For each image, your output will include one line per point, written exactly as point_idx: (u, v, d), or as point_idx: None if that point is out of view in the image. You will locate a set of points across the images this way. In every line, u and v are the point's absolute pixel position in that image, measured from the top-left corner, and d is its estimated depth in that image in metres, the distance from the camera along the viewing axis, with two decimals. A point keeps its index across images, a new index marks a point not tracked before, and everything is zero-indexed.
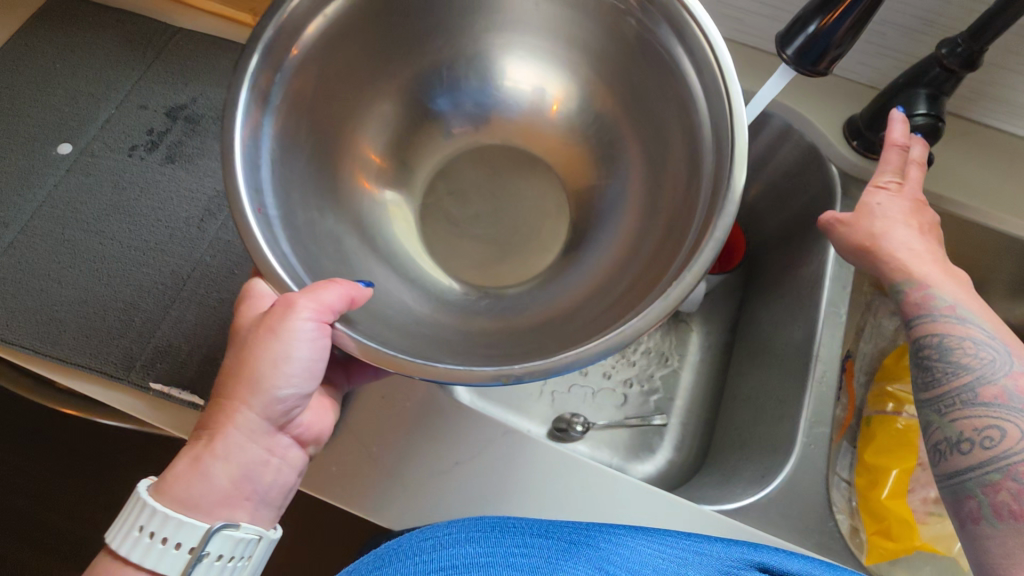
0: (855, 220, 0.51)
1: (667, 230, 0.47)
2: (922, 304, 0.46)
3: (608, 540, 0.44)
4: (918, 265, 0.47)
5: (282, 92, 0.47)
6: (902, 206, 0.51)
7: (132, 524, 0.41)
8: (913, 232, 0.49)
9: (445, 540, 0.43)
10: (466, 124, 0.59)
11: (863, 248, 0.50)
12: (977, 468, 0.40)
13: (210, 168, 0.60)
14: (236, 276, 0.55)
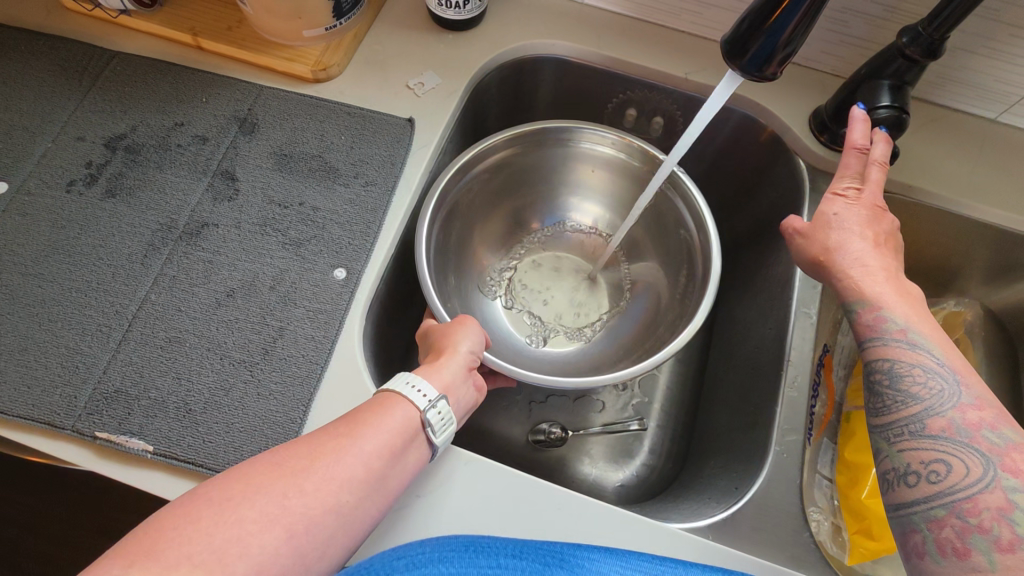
0: (813, 233, 0.51)
1: (671, 316, 0.66)
2: (873, 326, 0.44)
3: (582, 565, 0.40)
4: (871, 282, 0.46)
5: (448, 211, 0.66)
6: (858, 215, 0.49)
7: (411, 387, 0.45)
8: (868, 245, 0.48)
9: (417, 560, 0.38)
10: (552, 237, 0.77)
11: (821, 262, 0.50)
12: (922, 503, 0.38)
13: (153, 200, 0.58)
14: (183, 313, 0.53)
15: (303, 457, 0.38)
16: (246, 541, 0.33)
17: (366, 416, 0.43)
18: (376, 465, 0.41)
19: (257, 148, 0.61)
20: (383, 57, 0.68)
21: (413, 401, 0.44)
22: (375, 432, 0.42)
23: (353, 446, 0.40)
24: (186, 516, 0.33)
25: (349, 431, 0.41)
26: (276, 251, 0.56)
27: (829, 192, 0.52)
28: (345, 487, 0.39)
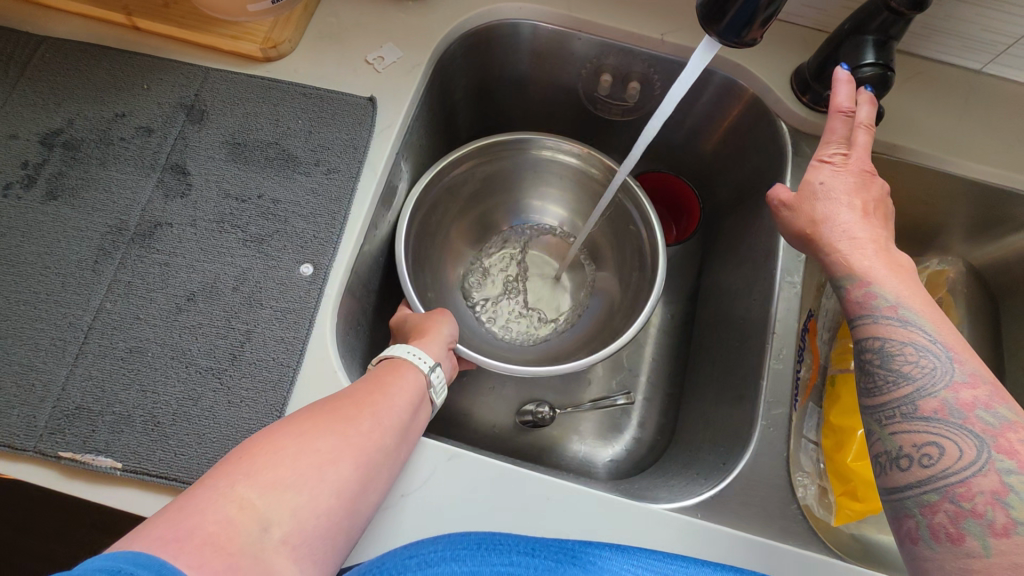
0: (799, 205, 0.49)
1: (626, 310, 0.71)
2: (861, 301, 0.43)
3: (597, 564, 0.38)
4: (858, 254, 0.45)
5: (422, 215, 0.68)
6: (846, 182, 0.48)
7: (415, 354, 0.49)
8: (854, 214, 0.46)
9: (428, 558, 0.36)
10: (523, 238, 0.80)
11: (808, 235, 0.48)
12: (916, 488, 0.38)
13: (99, 200, 0.54)
14: (143, 321, 0.50)
15: (350, 407, 0.41)
16: (320, 468, 0.36)
17: (388, 378, 0.45)
18: (405, 417, 0.44)
19: (208, 138, 0.57)
20: (337, 30, 0.63)
21: (419, 368, 0.49)
22: (401, 391, 0.45)
23: (388, 400, 0.43)
24: (264, 449, 0.36)
25: (380, 390, 0.44)
26: (237, 249, 0.53)
27: (815, 159, 0.50)
28: (388, 431, 0.42)
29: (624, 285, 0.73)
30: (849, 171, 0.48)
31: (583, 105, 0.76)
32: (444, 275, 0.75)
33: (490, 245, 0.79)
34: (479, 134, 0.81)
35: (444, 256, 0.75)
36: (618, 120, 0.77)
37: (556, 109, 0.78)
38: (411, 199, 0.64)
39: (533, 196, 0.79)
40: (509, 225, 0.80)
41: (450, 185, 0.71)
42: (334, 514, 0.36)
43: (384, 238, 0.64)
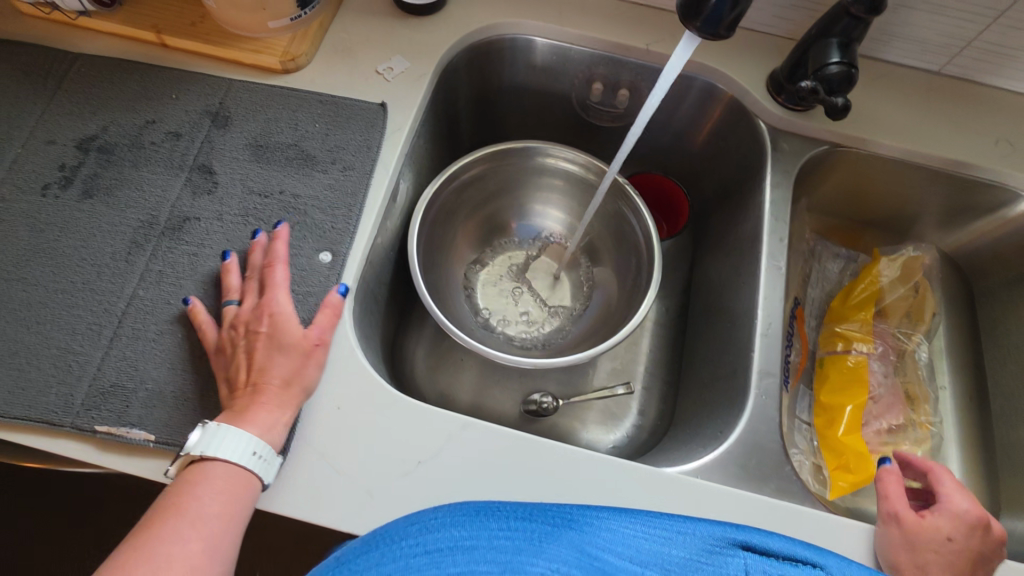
0: (915, 526, 0.49)
1: (628, 302, 0.75)
2: (911, 547, 0.48)
3: (592, 523, 0.38)
4: (935, 566, 0.47)
5: (431, 218, 0.72)
6: (963, 553, 0.48)
7: (224, 445, 0.45)
8: (954, 561, 0.48)
9: (430, 523, 0.37)
10: (529, 242, 0.84)
11: (907, 519, 0.50)
12: None
13: (131, 198, 0.58)
14: (174, 306, 0.53)
15: (151, 569, 0.40)
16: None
17: (198, 493, 0.44)
18: (215, 525, 0.43)
19: (233, 140, 0.61)
20: (350, 44, 0.68)
21: (240, 462, 0.45)
22: (214, 516, 0.43)
23: (199, 536, 0.42)
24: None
25: (190, 529, 0.42)
26: (261, 240, 0.57)
27: (945, 507, 0.51)
28: (205, 563, 0.42)
29: (624, 281, 0.78)
30: (965, 541, 0.49)
31: (576, 113, 0.81)
32: (449, 275, 0.78)
33: (494, 248, 0.83)
34: (480, 142, 0.87)
35: (451, 256, 0.79)
36: (609, 126, 0.82)
37: (552, 118, 0.83)
38: (423, 204, 0.68)
39: (536, 201, 0.83)
40: (517, 228, 0.85)
41: (457, 191, 0.75)
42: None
43: (395, 234, 0.69)
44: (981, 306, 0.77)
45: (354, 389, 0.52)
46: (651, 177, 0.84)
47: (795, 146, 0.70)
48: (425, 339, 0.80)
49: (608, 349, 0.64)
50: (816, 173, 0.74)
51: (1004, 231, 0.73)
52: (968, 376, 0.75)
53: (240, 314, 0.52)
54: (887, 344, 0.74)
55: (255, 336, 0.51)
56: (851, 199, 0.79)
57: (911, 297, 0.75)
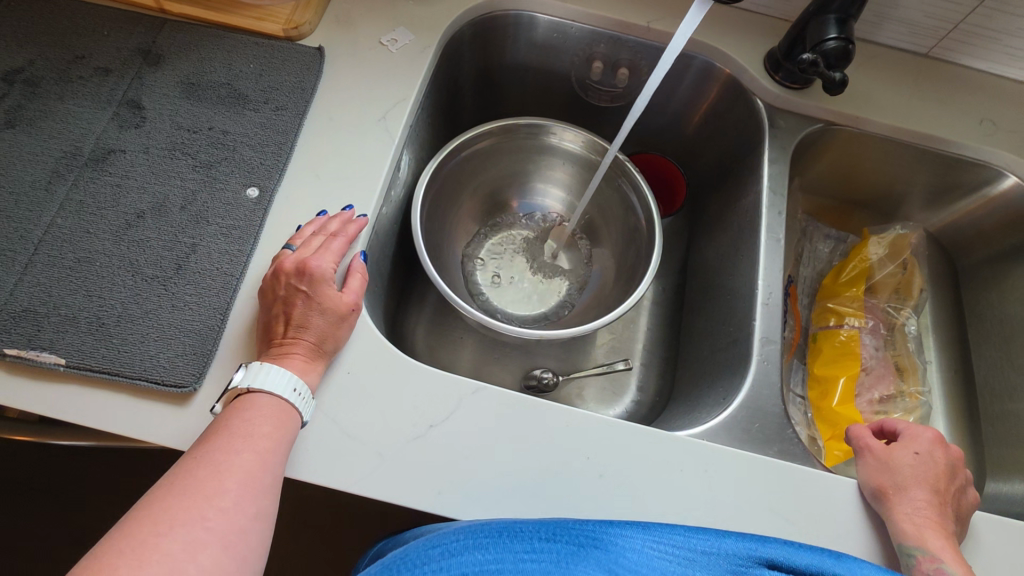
0: (887, 452, 0.53)
1: (627, 277, 0.76)
2: (888, 469, 0.52)
3: (616, 542, 0.39)
4: (910, 479, 0.51)
5: (432, 192, 0.72)
6: (934, 465, 0.52)
7: (269, 381, 0.46)
8: (924, 470, 0.51)
9: (451, 547, 0.38)
10: (531, 220, 0.85)
11: (883, 449, 0.54)
12: (903, 553, 0.47)
13: (55, 129, 0.57)
14: (92, 235, 0.53)
15: (208, 478, 0.40)
16: (199, 542, 0.38)
17: (241, 420, 0.44)
18: (264, 444, 0.44)
19: (164, 78, 0.61)
20: (352, 15, 0.68)
21: (283, 398, 0.46)
22: (267, 434, 0.44)
23: (250, 451, 0.43)
24: (138, 550, 0.36)
25: (250, 441, 0.43)
26: (186, 173, 0.56)
27: (906, 431, 0.55)
28: (259, 475, 0.42)
29: (623, 257, 0.79)
30: (934, 455, 0.53)
31: (575, 91, 0.82)
32: (449, 250, 0.78)
33: (496, 224, 0.84)
34: (479, 119, 0.87)
35: (452, 230, 0.79)
36: (608, 106, 0.83)
37: (551, 96, 0.84)
38: (426, 176, 0.67)
39: (535, 178, 0.84)
40: (517, 205, 0.85)
41: (459, 166, 0.75)
42: (232, 561, 0.39)
43: (398, 206, 0.68)
44: (965, 284, 0.80)
45: (363, 353, 0.52)
46: (649, 156, 0.85)
47: (791, 124, 0.71)
48: (425, 315, 0.79)
49: (610, 321, 0.64)
50: (811, 153, 0.76)
51: (987, 210, 0.75)
52: (953, 350, 0.77)
53: (285, 265, 0.50)
54: (877, 318, 0.76)
55: (295, 292, 0.49)
56: (842, 179, 0.81)
57: (899, 274, 0.77)
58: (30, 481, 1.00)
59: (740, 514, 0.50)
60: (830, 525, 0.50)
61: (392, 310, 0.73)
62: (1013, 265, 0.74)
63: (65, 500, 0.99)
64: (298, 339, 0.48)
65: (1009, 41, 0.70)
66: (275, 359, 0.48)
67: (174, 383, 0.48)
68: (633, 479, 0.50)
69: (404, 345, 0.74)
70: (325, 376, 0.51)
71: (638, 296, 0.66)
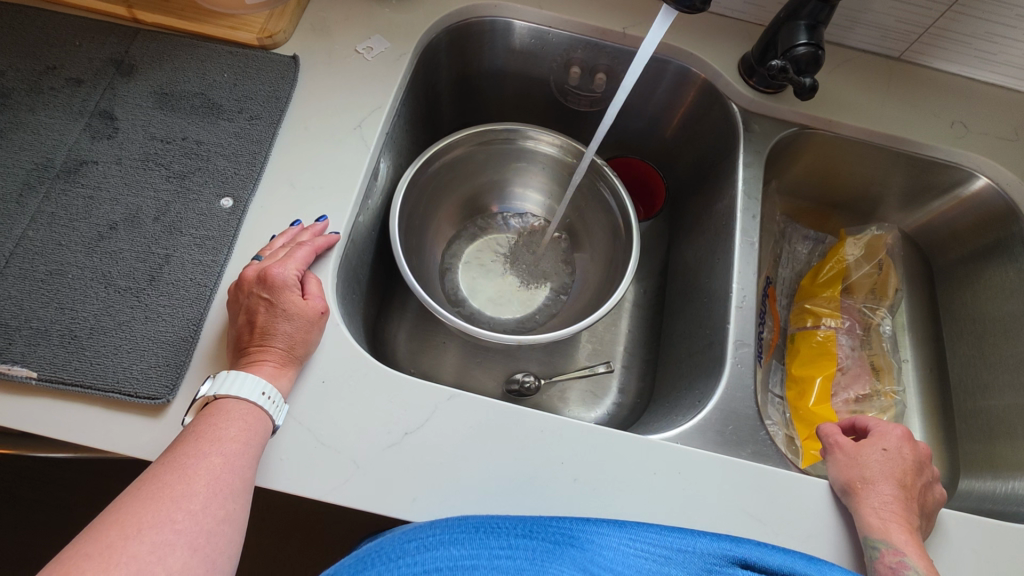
0: (857, 448, 0.54)
1: (607, 280, 0.76)
2: (857, 464, 0.53)
3: (592, 541, 0.40)
4: (877, 474, 0.51)
5: (410, 199, 0.71)
6: (901, 461, 0.53)
7: (235, 387, 0.46)
8: (891, 465, 0.52)
9: (427, 542, 0.38)
10: (511, 225, 0.85)
11: (854, 446, 0.55)
12: (866, 547, 0.48)
13: (26, 141, 0.57)
14: (64, 247, 0.52)
15: (175, 481, 0.40)
16: (167, 544, 0.38)
17: (206, 427, 0.44)
18: (230, 448, 0.44)
19: (137, 88, 0.60)
20: (328, 23, 0.68)
21: (250, 402, 0.46)
22: (234, 438, 0.44)
23: (218, 455, 0.43)
24: (104, 553, 0.36)
25: (217, 447, 0.43)
26: (159, 183, 0.56)
27: (876, 428, 0.56)
28: (228, 477, 0.42)
29: (602, 261, 0.79)
30: (901, 452, 0.54)
31: (555, 96, 0.83)
32: (428, 256, 0.78)
33: (477, 228, 0.85)
34: (459, 124, 0.87)
35: (431, 235, 0.80)
36: (587, 111, 0.84)
37: (531, 101, 0.84)
38: (404, 183, 0.67)
39: (516, 183, 0.84)
40: (496, 208, 0.86)
41: (438, 172, 0.75)
42: (202, 564, 0.39)
43: (376, 213, 0.68)
44: (940, 283, 0.81)
45: (338, 361, 0.52)
46: (628, 160, 0.85)
47: (766, 128, 0.72)
48: (406, 322, 0.80)
49: (589, 325, 0.64)
50: (786, 156, 0.77)
51: (959, 210, 0.77)
52: (927, 349, 0.78)
53: (248, 274, 0.51)
54: (853, 318, 0.77)
55: (258, 301, 0.50)
56: (817, 182, 0.82)
57: (875, 274, 0.78)
58: (14, 492, 0.99)
59: (712, 517, 0.50)
60: (801, 523, 0.51)
61: (372, 316, 0.73)
62: (985, 265, 0.75)
63: (50, 510, 0.99)
64: (269, 348, 0.48)
65: (979, 44, 0.71)
66: (247, 368, 0.48)
67: (146, 395, 0.48)
68: (607, 483, 0.51)
69: (384, 350, 0.75)
70: (297, 383, 0.51)
71: (617, 299, 0.66)
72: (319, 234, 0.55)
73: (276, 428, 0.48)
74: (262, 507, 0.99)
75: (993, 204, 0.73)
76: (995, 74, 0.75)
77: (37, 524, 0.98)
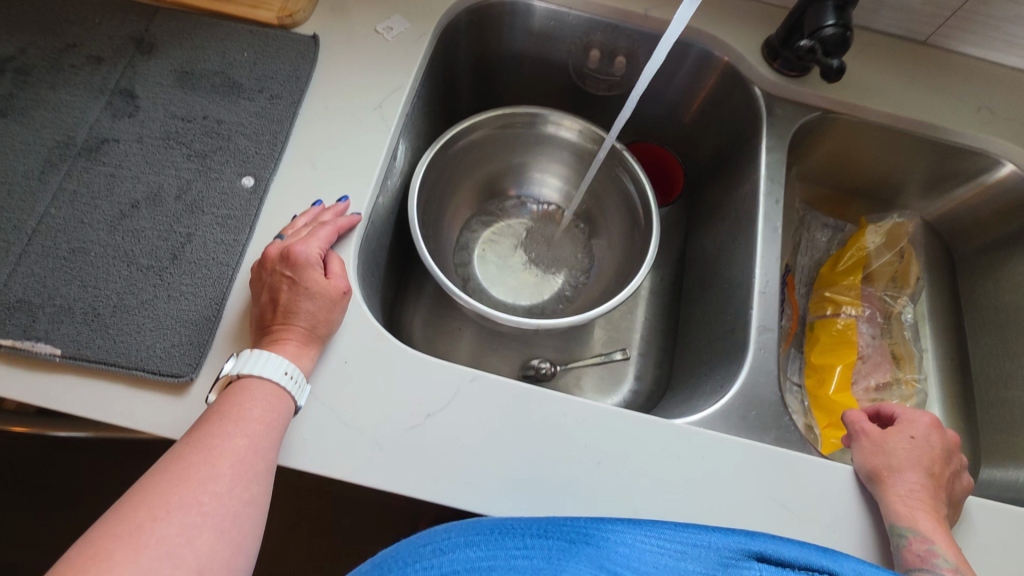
0: (883, 436, 0.54)
1: (625, 266, 0.76)
2: (883, 452, 0.52)
3: (608, 538, 0.39)
4: (904, 462, 0.51)
5: (428, 182, 0.71)
6: (929, 450, 0.52)
7: (259, 365, 0.46)
8: (919, 454, 0.52)
9: (441, 544, 0.37)
10: (528, 210, 0.85)
11: (880, 434, 0.54)
12: (893, 535, 0.47)
13: (47, 119, 0.56)
14: (86, 225, 0.52)
15: (201, 462, 0.40)
16: (194, 526, 0.38)
17: (229, 408, 0.44)
18: (254, 429, 0.43)
19: (157, 67, 0.60)
20: (347, 3, 0.67)
21: (273, 381, 0.46)
22: (258, 419, 0.44)
23: (242, 436, 0.43)
24: (133, 534, 0.36)
25: (241, 428, 0.43)
26: (180, 163, 0.56)
27: (903, 416, 0.56)
28: (252, 459, 0.42)
29: (619, 247, 0.79)
30: (929, 441, 0.53)
31: (573, 80, 0.82)
32: (444, 241, 0.78)
33: (494, 213, 0.84)
34: (476, 108, 0.86)
35: (447, 220, 0.79)
36: (605, 95, 0.83)
37: (549, 85, 0.84)
38: (423, 166, 0.67)
39: (532, 168, 0.84)
40: (513, 194, 0.85)
41: (456, 155, 0.75)
42: (227, 546, 0.39)
43: (394, 195, 0.68)
44: (962, 272, 0.80)
45: (359, 342, 0.52)
46: (646, 146, 0.85)
47: (789, 112, 0.71)
48: (422, 306, 0.79)
49: (610, 309, 0.64)
50: (808, 141, 0.76)
51: (984, 198, 0.75)
52: (948, 338, 0.78)
53: (270, 253, 0.51)
54: (873, 307, 0.77)
55: (281, 279, 0.49)
56: (839, 169, 0.81)
57: (896, 263, 0.77)
58: (32, 473, 1.00)
59: (736, 502, 0.50)
60: (825, 513, 0.50)
61: (390, 299, 0.73)
62: (1009, 253, 0.74)
63: (67, 491, 0.99)
64: (291, 326, 0.48)
65: (1008, 28, 0.69)
66: (270, 347, 0.48)
67: (171, 373, 0.48)
68: (629, 467, 0.50)
69: (401, 334, 0.75)
70: (320, 363, 0.51)
71: (637, 284, 0.65)
72: (341, 215, 0.55)
73: (298, 407, 0.48)
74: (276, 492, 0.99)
75: (1019, 191, 0.72)
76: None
77: (54, 505, 0.99)
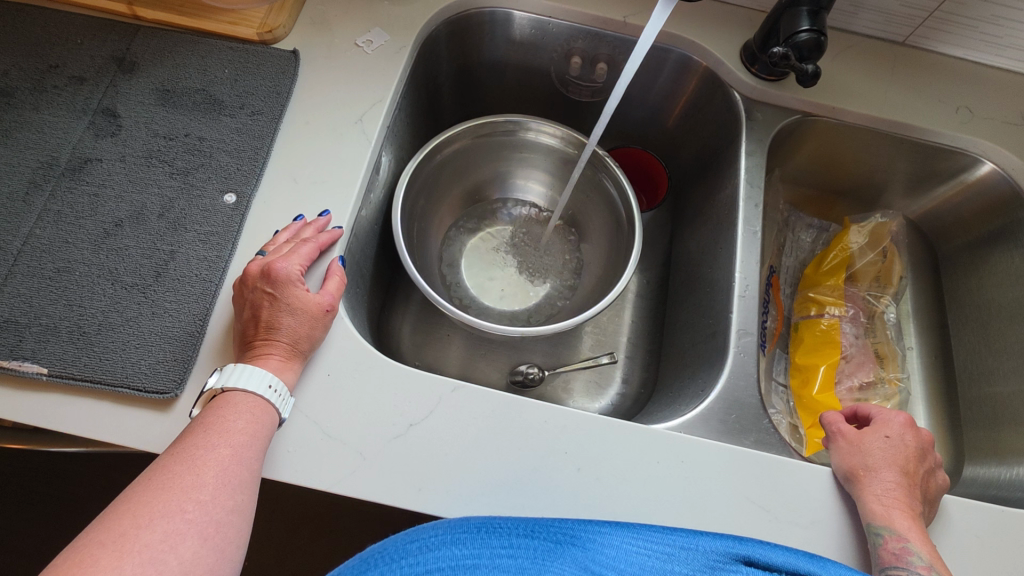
0: (859, 436, 0.54)
1: (609, 271, 0.77)
2: (860, 452, 0.53)
3: (594, 540, 0.40)
4: (879, 461, 0.52)
5: (411, 192, 0.71)
6: (904, 449, 0.53)
7: (242, 380, 0.46)
8: (895, 453, 0.52)
9: (429, 542, 0.38)
10: (515, 215, 0.85)
11: (857, 434, 0.55)
12: (871, 534, 0.48)
13: (30, 140, 0.57)
14: (71, 245, 0.53)
15: (185, 472, 0.41)
16: (177, 533, 0.38)
17: (213, 420, 0.45)
18: (239, 440, 0.44)
19: (139, 86, 0.61)
20: (327, 17, 0.68)
21: (257, 395, 0.46)
22: (243, 431, 0.45)
23: (226, 446, 0.43)
24: (118, 542, 0.37)
25: (224, 439, 0.44)
26: (162, 180, 0.57)
27: (878, 416, 0.56)
28: (236, 469, 0.43)
29: (602, 253, 0.80)
30: (904, 440, 0.54)
31: (556, 87, 0.82)
32: (430, 249, 0.79)
33: (480, 220, 0.85)
34: (460, 116, 0.87)
35: (432, 228, 0.80)
36: (588, 101, 0.83)
37: (532, 92, 0.84)
38: (406, 177, 0.67)
39: (517, 174, 0.84)
40: (498, 201, 0.86)
41: (439, 165, 0.75)
42: (211, 553, 0.40)
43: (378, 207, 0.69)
44: (945, 269, 0.81)
45: (342, 355, 0.53)
46: (631, 150, 0.85)
47: (768, 116, 0.72)
48: (410, 315, 0.80)
49: (592, 315, 0.64)
50: (788, 144, 0.76)
51: (965, 196, 0.76)
52: (932, 335, 0.78)
53: (252, 269, 0.51)
54: (858, 306, 0.77)
55: (262, 295, 0.50)
56: (821, 170, 0.82)
57: (879, 262, 0.78)
58: (30, 487, 1.01)
59: (715, 505, 0.51)
60: (803, 512, 0.51)
61: (376, 309, 0.73)
62: (991, 251, 0.74)
63: (65, 504, 1.00)
64: (273, 341, 0.49)
65: (984, 28, 0.70)
66: (253, 361, 0.48)
67: (156, 390, 0.48)
68: (610, 473, 0.51)
69: (389, 343, 0.75)
70: (303, 377, 0.51)
71: (621, 289, 0.66)
72: (324, 230, 0.56)
73: (282, 420, 0.49)
74: (272, 501, 1.00)
75: (998, 189, 0.72)
76: (1002, 57, 0.74)
77: (53, 518, 1.00)
